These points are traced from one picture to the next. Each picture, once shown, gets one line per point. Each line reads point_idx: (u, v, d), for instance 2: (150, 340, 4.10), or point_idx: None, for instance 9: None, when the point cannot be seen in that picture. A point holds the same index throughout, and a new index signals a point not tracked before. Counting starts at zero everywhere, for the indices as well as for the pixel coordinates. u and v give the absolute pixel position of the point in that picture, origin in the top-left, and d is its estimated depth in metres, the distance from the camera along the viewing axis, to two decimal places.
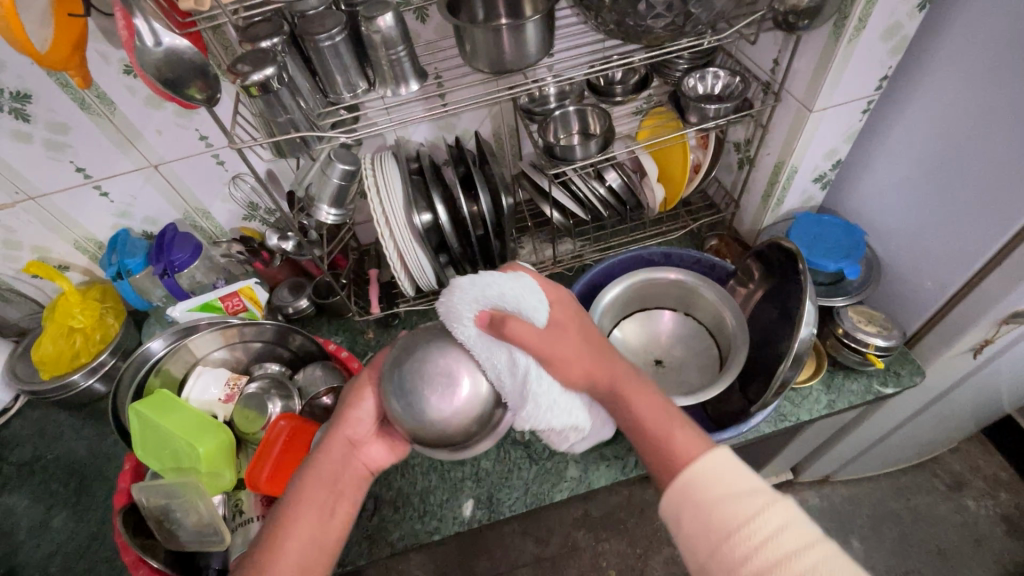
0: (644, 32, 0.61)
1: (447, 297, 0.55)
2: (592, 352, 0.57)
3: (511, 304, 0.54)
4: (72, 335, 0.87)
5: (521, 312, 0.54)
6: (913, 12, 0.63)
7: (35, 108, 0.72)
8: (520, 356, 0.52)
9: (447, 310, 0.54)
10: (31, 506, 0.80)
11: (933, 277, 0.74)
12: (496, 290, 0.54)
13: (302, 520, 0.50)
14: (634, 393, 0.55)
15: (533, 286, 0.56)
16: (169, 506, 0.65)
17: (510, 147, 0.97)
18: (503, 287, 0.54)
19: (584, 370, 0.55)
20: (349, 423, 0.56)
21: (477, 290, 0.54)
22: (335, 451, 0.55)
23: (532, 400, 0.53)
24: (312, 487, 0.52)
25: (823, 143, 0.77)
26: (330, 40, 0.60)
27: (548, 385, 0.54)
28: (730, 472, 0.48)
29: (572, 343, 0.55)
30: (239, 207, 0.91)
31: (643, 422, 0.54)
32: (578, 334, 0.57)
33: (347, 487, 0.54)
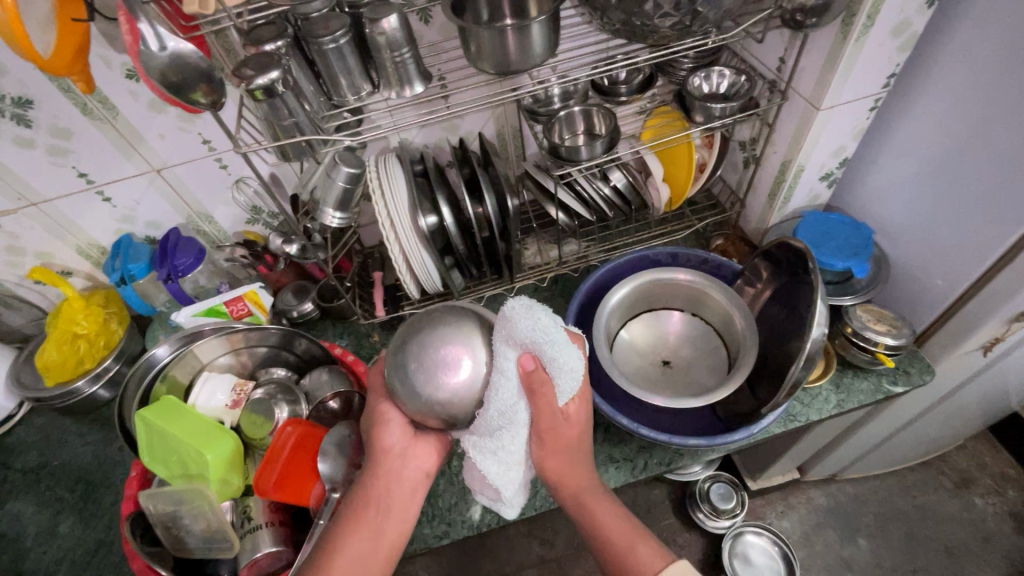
0: (651, 31, 0.61)
1: (516, 311, 0.52)
2: (576, 451, 0.59)
3: (552, 370, 0.53)
4: (76, 341, 0.86)
5: (555, 381, 0.54)
6: (922, 8, 0.63)
7: (38, 113, 0.72)
8: (521, 410, 0.54)
9: (503, 317, 0.52)
10: (37, 512, 0.79)
11: (944, 275, 0.73)
12: (552, 348, 0.52)
13: (349, 544, 0.52)
14: (600, 503, 0.59)
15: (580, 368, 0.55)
16: (178, 513, 0.65)
17: (514, 148, 0.96)
18: (563, 351, 0.53)
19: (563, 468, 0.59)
20: (391, 444, 0.55)
21: (540, 330, 0.51)
22: (383, 476, 0.55)
23: (498, 442, 0.54)
24: (364, 508, 0.54)
25: (830, 141, 0.77)
26: (334, 42, 0.60)
27: (521, 444, 0.56)
28: None
29: (568, 438, 0.58)
30: (242, 210, 0.90)
31: (607, 532, 0.57)
32: (577, 431, 0.59)
33: (395, 502, 0.55)
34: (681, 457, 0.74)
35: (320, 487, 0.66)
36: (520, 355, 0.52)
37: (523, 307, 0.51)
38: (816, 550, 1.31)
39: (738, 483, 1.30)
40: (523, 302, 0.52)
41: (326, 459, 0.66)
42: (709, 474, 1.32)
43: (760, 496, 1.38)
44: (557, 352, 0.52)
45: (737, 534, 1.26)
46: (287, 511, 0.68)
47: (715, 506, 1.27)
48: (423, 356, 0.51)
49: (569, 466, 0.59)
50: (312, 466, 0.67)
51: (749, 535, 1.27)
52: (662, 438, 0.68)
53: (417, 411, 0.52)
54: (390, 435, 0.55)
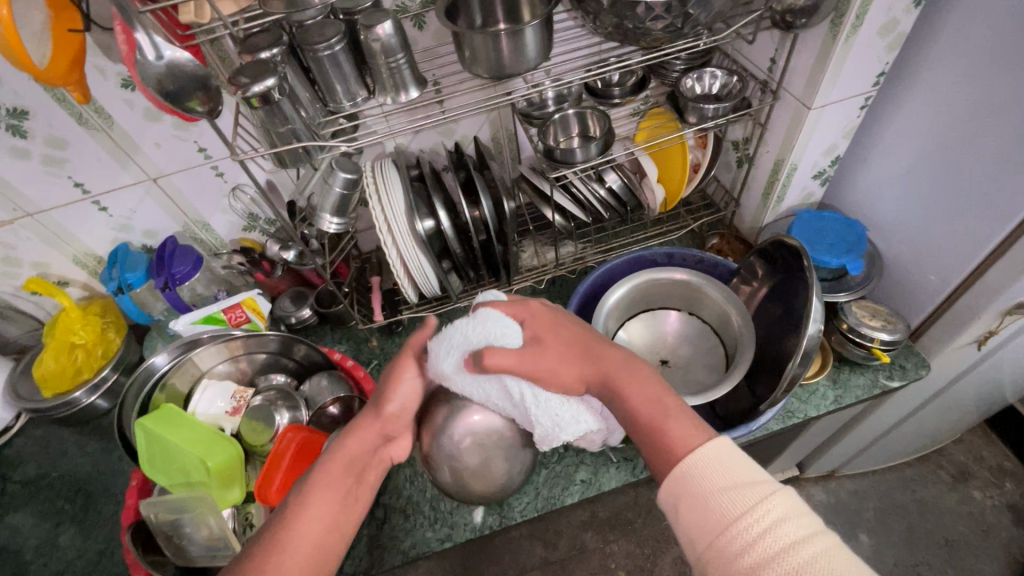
0: (643, 34, 0.62)
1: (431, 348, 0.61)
2: (572, 357, 0.60)
3: (483, 340, 0.59)
4: (74, 351, 0.86)
5: (493, 341, 0.59)
6: (909, 7, 0.64)
7: (33, 124, 0.72)
8: (510, 383, 0.58)
9: (434, 371, 0.60)
10: (37, 524, 0.79)
11: (937, 270, 0.74)
12: (462, 334, 0.59)
13: (317, 499, 0.52)
14: (628, 385, 0.57)
15: (497, 316, 0.61)
16: (180, 521, 0.64)
17: (509, 151, 0.97)
18: (469, 328, 0.59)
19: (572, 373, 0.59)
20: (388, 416, 0.59)
21: (450, 341, 0.59)
22: (365, 436, 0.58)
23: (539, 422, 0.59)
24: (331, 467, 0.54)
25: (822, 139, 0.77)
26: (330, 49, 0.60)
27: (546, 400, 0.58)
28: (725, 461, 0.48)
29: (553, 353, 0.59)
30: (239, 217, 0.90)
31: (638, 413, 0.55)
32: (560, 343, 0.61)
33: (367, 474, 0.56)
34: None
35: None
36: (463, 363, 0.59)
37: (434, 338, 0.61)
38: None
39: None
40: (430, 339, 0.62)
41: None
42: None
43: None
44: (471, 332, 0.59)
45: None
46: None
47: None
48: (448, 420, 0.62)
49: (573, 365, 0.59)
50: None
51: None
52: None
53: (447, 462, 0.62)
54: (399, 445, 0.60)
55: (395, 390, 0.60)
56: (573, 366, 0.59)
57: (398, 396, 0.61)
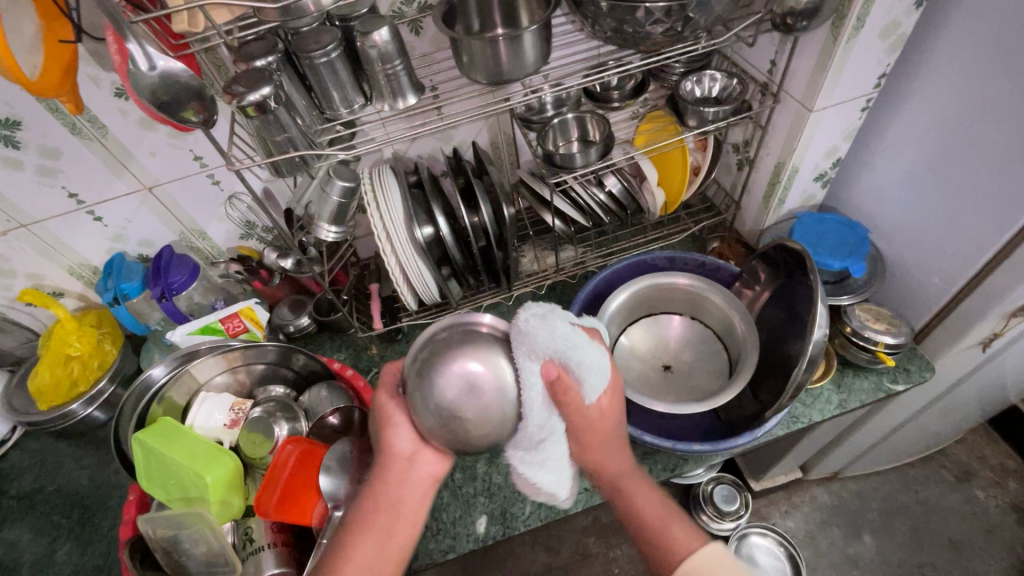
0: (643, 38, 0.61)
1: (534, 321, 0.51)
2: (612, 441, 0.59)
3: (576, 374, 0.52)
4: (70, 363, 0.85)
5: (581, 383, 0.52)
6: (910, 8, 0.63)
7: (26, 134, 0.71)
8: (556, 420, 0.53)
9: (520, 330, 0.51)
10: (34, 539, 0.78)
11: (940, 272, 0.74)
12: (573, 351, 0.51)
13: (357, 550, 0.52)
14: (634, 488, 0.60)
15: (603, 361, 0.54)
16: (178, 536, 0.63)
17: (508, 156, 0.96)
18: (580, 351, 0.51)
19: (604, 458, 0.59)
20: (394, 451, 0.54)
21: (558, 335, 0.50)
22: (395, 481, 0.54)
23: (542, 456, 0.54)
24: (370, 517, 0.53)
25: (823, 141, 0.77)
26: (326, 56, 0.59)
27: (558, 446, 0.55)
28: (721, 569, 0.53)
29: (604, 431, 0.57)
30: (236, 226, 0.90)
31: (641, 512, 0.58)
32: (611, 422, 0.58)
33: (406, 506, 0.55)
34: (685, 462, 0.74)
35: (323, 505, 0.66)
36: (544, 366, 0.51)
37: (537, 317, 0.51)
38: (821, 548, 1.30)
39: (741, 484, 1.30)
40: (532, 306, 0.52)
41: (328, 475, 0.66)
42: (713, 475, 1.31)
43: (764, 496, 1.37)
44: (575, 355, 0.51)
45: (743, 535, 1.25)
46: (290, 529, 0.67)
47: (719, 509, 1.27)
48: (442, 361, 0.50)
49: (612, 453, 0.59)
50: (314, 484, 0.66)
51: (755, 536, 1.26)
52: (665, 444, 0.68)
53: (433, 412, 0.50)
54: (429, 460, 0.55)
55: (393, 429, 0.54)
56: (612, 450, 0.59)
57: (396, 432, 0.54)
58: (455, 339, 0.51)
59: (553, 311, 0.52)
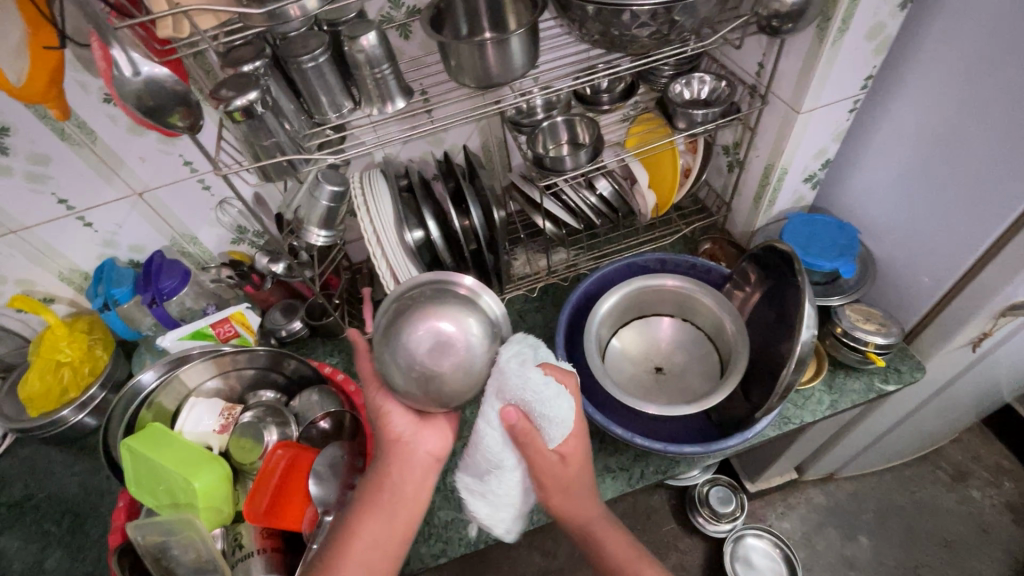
0: (630, 41, 0.61)
1: (514, 361, 0.54)
2: (577, 488, 0.59)
3: (536, 421, 0.53)
4: (60, 369, 0.84)
5: (543, 430, 0.54)
6: (895, 11, 0.64)
7: (14, 140, 0.71)
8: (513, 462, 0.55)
9: (499, 368, 0.54)
10: (24, 547, 0.78)
11: (930, 272, 0.74)
12: (541, 401, 0.52)
13: (364, 528, 0.54)
14: (607, 537, 0.60)
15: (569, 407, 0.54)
16: (167, 544, 0.63)
17: (499, 159, 0.96)
18: (549, 400, 0.52)
19: (575, 506, 0.59)
20: (393, 435, 0.57)
21: (529, 382, 0.52)
22: (396, 463, 0.56)
23: (488, 489, 0.57)
24: (376, 497, 0.56)
25: (812, 143, 0.77)
26: (314, 61, 0.59)
27: (511, 484, 0.56)
28: None
29: (568, 477, 0.58)
30: (227, 230, 0.90)
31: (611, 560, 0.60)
32: (575, 469, 0.58)
33: (411, 487, 0.56)
34: (677, 464, 0.73)
35: (313, 509, 0.65)
36: (504, 409, 0.53)
37: (514, 362, 0.54)
38: (817, 550, 1.30)
39: (737, 486, 1.30)
40: (516, 342, 0.57)
41: (319, 481, 0.65)
42: (708, 477, 1.31)
43: (760, 498, 1.37)
44: (540, 405, 0.52)
45: (738, 537, 1.25)
46: (280, 534, 0.67)
47: (715, 511, 1.26)
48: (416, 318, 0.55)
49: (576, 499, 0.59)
50: (304, 489, 0.66)
51: (750, 538, 1.25)
52: (656, 446, 0.68)
53: (396, 359, 0.54)
54: (432, 440, 0.57)
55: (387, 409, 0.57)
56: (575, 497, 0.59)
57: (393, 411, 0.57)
58: (427, 296, 0.58)
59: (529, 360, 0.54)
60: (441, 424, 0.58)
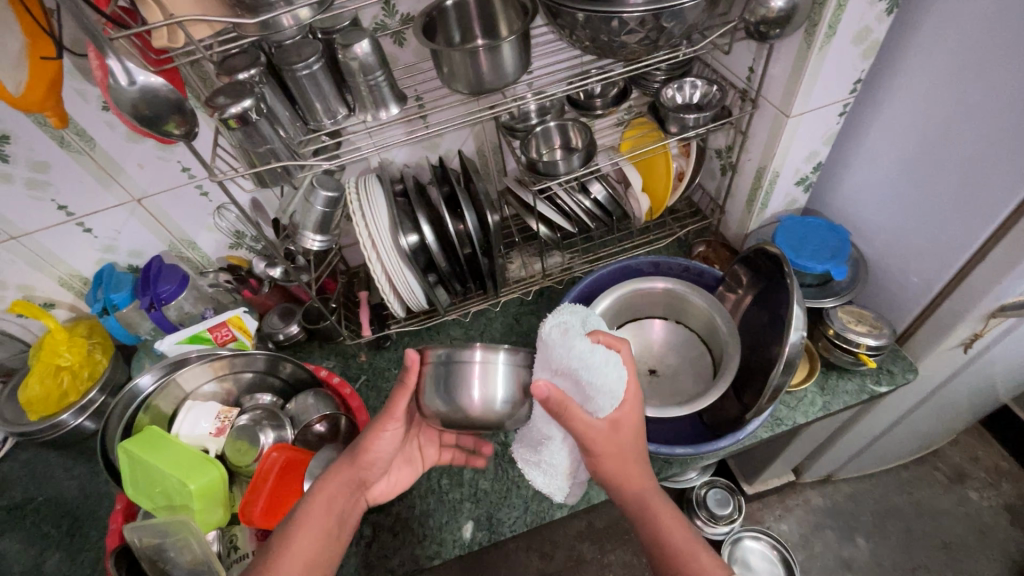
0: (619, 47, 0.62)
1: (556, 333, 0.57)
2: (632, 459, 0.59)
3: (582, 393, 0.55)
4: (60, 373, 0.85)
5: (591, 399, 0.54)
6: (882, 16, 0.64)
7: (14, 148, 0.72)
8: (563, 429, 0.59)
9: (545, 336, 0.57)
10: (23, 550, 0.78)
11: (920, 272, 0.74)
12: (586, 371, 0.54)
13: (303, 537, 0.56)
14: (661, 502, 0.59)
15: (621, 376, 0.54)
16: (163, 546, 0.63)
17: (494, 163, 0.97)
18: (591, 369, 0.54)
19: (630, 470, 0.59)
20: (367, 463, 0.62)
21: (571, 349, 0.55)
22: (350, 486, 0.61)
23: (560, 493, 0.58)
24: (323, 511, 0.58)
25: (803, 146, 0.78)
26: (308, 68, 0.60)
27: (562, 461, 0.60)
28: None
29: (619, 438, 0.57)
30: (225, 235, 0.91)
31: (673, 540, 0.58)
32: (631, 429, 0.58)
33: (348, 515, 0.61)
34: (671, 466, 0.74)
35: None
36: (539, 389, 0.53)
37: (558, 332, 0.56)
38: (815, 551, 1.30)
39: (734, 488, 1.30)
40: (560, 319, 0.58)
41: (315, 483, 0.66)
42: (706, 479, 1.31)
43: (757, 500, 1.37)
44: (588, 377, 0.54)
45: (736, 539, 1.25)
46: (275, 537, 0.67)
47: (713, 512, 1.27)
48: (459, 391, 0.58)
49: (632, 466, 0.59)
50: (298, 492, 0.66)
51: (748, 540, 1.25)
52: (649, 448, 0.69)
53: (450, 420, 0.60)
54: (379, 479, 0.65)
55: (375, 445, 0.61)
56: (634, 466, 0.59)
57: (380, 449, 0.61)
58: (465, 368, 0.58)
59: (569, 314, 0.59)
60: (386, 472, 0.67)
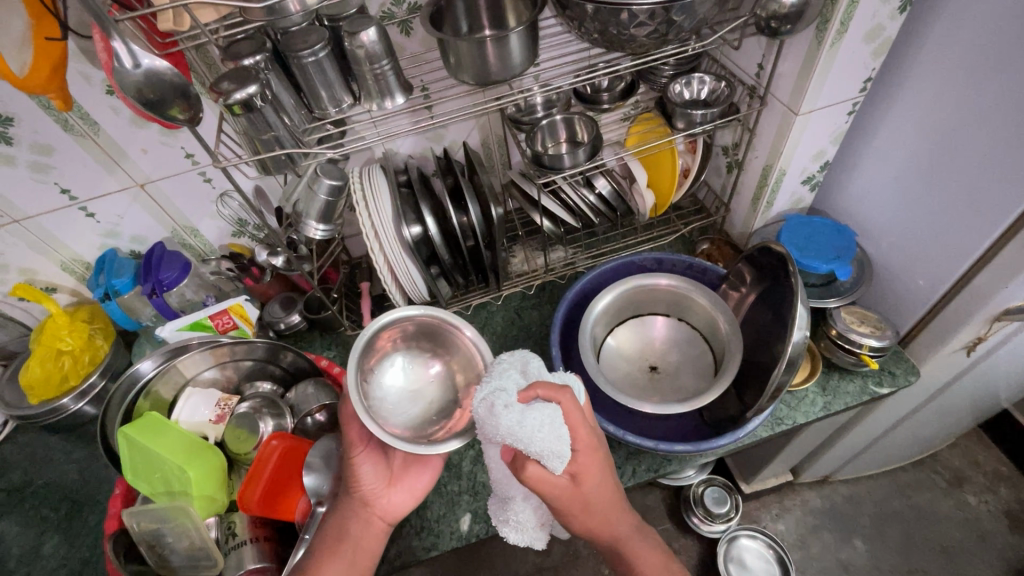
0: (628, 41, 0.61)
1: (483, 409, 0.53)
2: (603, 509, 0.57)
3: (535, 454, 0.51)
4: (61, 357, 0.85)
5: (542, 461, 0.52)
6: (895, 13, 0.63)
7: (18, 130, 0.71)
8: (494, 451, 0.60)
9: (479, 412, 0.54)
10: (22, 532, 0.79)
11: (926, 275, 0.74)
12: (527, 441, 0.50)
13: (324, 571, 0.57)
14: (634, 543, 0.60)
15: (562, 434, 0.51)
16: (161, 531, 0.63)
17: (499, 156, 0.97)
18: (525, 438, 0.50)
19: (604, 521, 0.58)
20: (363, 490, 0.60)
21: (499, 425, 0.52)
22: (355, 511, 0.60)
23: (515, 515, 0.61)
24: (336, 543, 0.59)
25: (810, 145, 0.77)
26: (313, 56, 0.60)
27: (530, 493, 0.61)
28: None
29: (584, 495, 0.55)
30: (228, 223, 0.90)
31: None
32: (597, 479, 0.55)
33: (367, 540, 0.59)
34: (669, 462, 0.74)
35: (306, 501, 0.66)
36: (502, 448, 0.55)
37: (483, 410, 0.53)
38: (812, 552, 1.30)
39: (732, 487, 1.30)
40: (493, 386, 0.54)
41: (312, 473, 0.66)
42: (703, 477, 1.31)
43: (755, 499, 1.37)
44: (529, 443, 0.50)
45: (732, 538, 1.25)
46: (272, 525, 0.67)
47: (710, 510, 1.27)
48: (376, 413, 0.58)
49: (609, 512, 0.58)
50: (298, 481, 0.67)
51: (744, 539, 1.25)
52: (648, 444, 0.68)
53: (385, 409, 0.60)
54: (400, 498, 0.62)
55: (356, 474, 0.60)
56: (611, 513, 0.58)
57: (364, 472, 0.61)
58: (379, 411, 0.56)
59: (494, 376, 0.56)
60: (412, 489, 0.63)
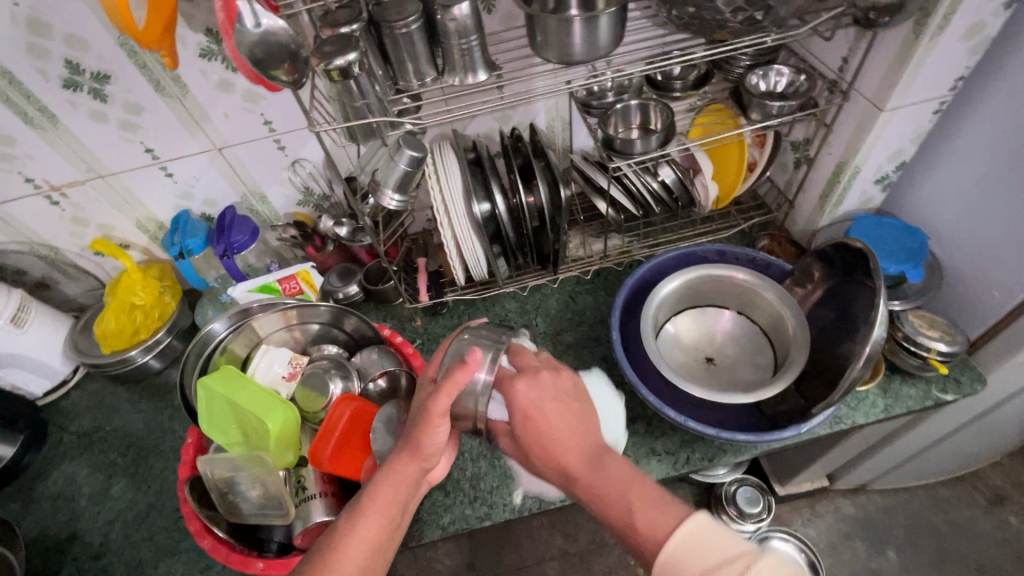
0: (719, 25, 0.62)
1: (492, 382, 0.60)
2: (565, 422, 0.55)
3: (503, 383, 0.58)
4: (134, 312, 0.89)
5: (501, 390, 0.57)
6: (998, 10, 0.62)
7: (113, 88, 0.74)
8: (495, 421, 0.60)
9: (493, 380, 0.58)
10: (92, 475, 0.82)
11: (1002, 285, 0.72)
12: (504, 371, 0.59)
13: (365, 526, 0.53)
14: (608, 468, 0.52)
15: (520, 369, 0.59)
16: (235, 479, 0.67)
17: (562, 139, 0.97)
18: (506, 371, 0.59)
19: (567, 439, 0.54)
20: (427, 456, 0.56)
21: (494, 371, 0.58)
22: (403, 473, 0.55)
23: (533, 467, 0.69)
24: (381, 498, 0.54)
25: (890, 143, 0.76)
26: (407, 28, 0.61)
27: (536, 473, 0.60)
28: (699, 545, 0.45)
29: (552, 405, 0.56)
30: (295, 191, 0.92)
31: (624, 505, 0.50)
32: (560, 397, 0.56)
33: (410, 502, 0.57)
34: (725, 453, 0.74)
35: (372, 462, 0.68)
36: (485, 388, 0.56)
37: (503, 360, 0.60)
38: (842, 559, 1.29)
39: (765, 488, 1.29)
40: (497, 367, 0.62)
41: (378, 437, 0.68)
42: (736, 477, 1.30)
43: (786, 502, 1.36)
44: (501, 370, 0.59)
45: (763, 538, 1.22)
46: (339, 484, 0.69)
47: (741, 510, 1.24)
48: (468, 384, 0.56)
49: (560, 443, 0.54)
50: (366, 442, 0.69)
51: (776, 540, 1.23)
52: (709, 432, 0.68)
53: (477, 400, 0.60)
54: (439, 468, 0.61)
55: (428, 441, 0.54)
56: (564, 437, 0.54)
57: (434, 441, 0.55)
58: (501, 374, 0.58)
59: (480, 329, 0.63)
60: (447, 463, 0.62)
